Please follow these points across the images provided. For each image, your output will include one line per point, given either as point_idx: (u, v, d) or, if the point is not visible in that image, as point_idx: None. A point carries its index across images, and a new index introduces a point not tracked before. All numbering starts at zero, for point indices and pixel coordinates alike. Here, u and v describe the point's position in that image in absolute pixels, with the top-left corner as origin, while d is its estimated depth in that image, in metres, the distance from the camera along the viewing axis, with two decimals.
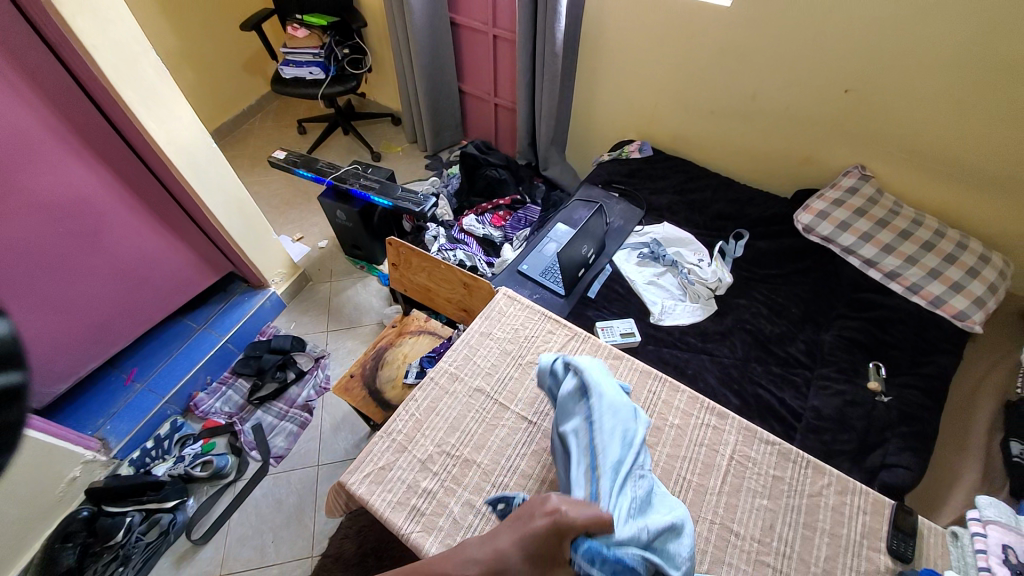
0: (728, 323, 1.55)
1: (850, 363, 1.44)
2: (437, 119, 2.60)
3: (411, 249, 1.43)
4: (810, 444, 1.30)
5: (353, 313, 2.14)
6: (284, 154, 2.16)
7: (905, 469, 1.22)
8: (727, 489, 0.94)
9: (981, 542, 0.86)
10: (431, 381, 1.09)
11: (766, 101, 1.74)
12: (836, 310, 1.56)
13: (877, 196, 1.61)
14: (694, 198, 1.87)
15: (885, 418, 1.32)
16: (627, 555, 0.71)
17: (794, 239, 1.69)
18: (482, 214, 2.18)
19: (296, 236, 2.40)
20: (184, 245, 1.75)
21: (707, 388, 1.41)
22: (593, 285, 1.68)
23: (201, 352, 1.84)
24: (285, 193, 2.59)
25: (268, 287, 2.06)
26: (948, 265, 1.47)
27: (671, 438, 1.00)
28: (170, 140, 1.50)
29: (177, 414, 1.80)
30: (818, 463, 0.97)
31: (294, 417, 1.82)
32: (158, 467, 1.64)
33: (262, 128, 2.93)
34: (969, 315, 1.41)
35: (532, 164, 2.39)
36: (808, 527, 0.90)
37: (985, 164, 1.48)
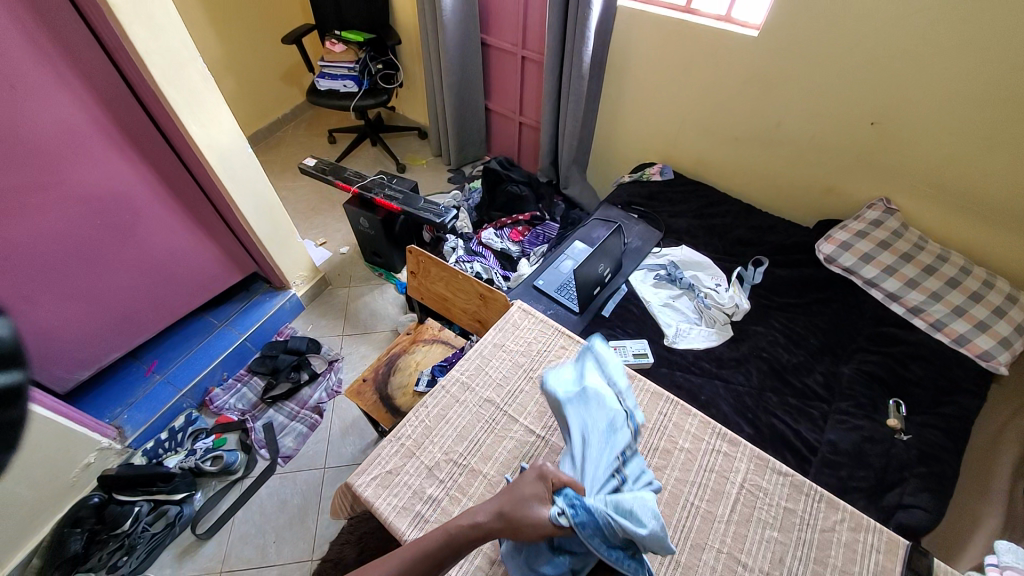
0: (743, 350, 1.53)
1: (868, 398, 1.40)
2: (463, 134, 2.66)
3: (430, 258, 1.47)
4: (825, 479, 1.26)
5: (369, 319, 2.17)
6: (314, 161, 2.24)
7: (921, 511, 1.18)
8: (736, 518, 0.92)
9: None
10: (443, 389, 1.11)
11: (790, 131, 1.75)
12: (856, 342, 1.53)
13: (900, 230, 1.59)
14: (714, 223, 1.87)
15: (904, 457, 1.28)
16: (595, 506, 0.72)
17: (815, 269, 1.67)
18: (501, 229, 2.21)
19: (319, 240, 2.46)
20: (212, 244, 1.81)
21: (719, 415, 1.39)
22: (608, 304, 1.68)
23: (221, 349, 1.89)
24: (312, 199, 2.68)
25: (288, 289, 2.11)
26: (974, 303, 1.43)
27: (680, 462, 0.99)
28: (207, 138, 1.57)
29: (192, 407, 1.84)
30: (831, 498, 0.95)
31: (305, 418, 1.85)
32: (169, 459, 1.68)
33: (295, 136, 3.04)
34: (994, 356, 1.36)
35: (553, 183, 2.42)
36: (819, 563, 0.88)
37: (1019, 203, 1.45)
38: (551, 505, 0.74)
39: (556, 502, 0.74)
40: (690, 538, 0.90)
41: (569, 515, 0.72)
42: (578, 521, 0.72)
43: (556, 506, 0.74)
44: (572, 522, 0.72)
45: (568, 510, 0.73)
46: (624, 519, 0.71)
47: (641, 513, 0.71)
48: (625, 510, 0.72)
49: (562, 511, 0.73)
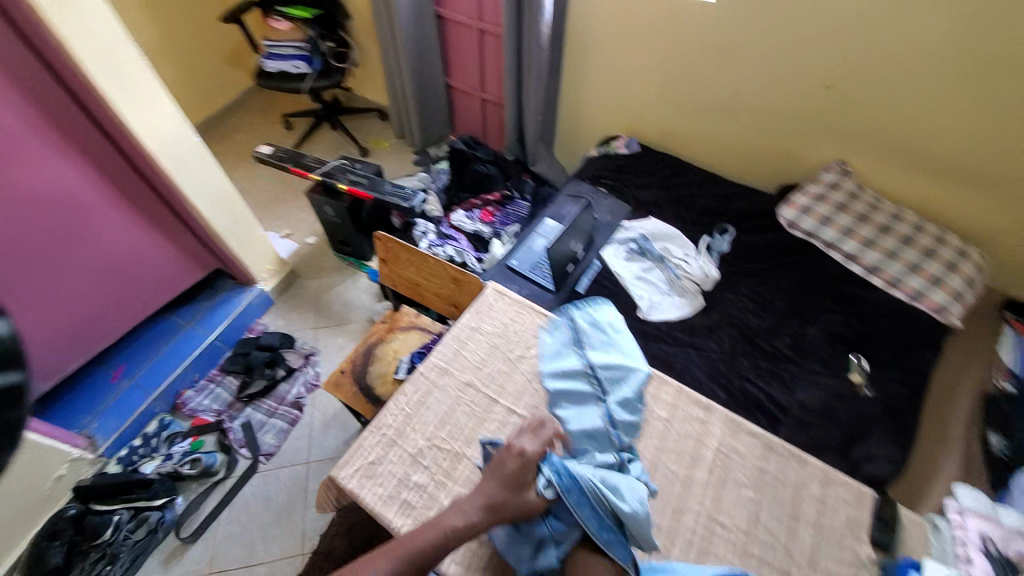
0: (714, 318, 1.57)
1: (831, 356, 1.47)
2: (425, 113, 2.58)
3: (399, 245, 1.45)
4: (795, 436, 1.33)
5: (342, 310, 2.13)
6: (270, 149, 2.14)
7: (883, 459, 1.26)
8: (713, 481, 1.00)
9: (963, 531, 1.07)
10: (421, 376, 1.13)
11: (753, 98, 1.76)
12: (822, 304, 1.57)
13: (858, 191, 1.67)
14: (681, 193, 1.90)
15: (866, 409, 1.35)
16: (579, 477, 0.87)
17: (777, 234, 1.71)
18: (471, 210, 2.18)
19: (283, 232, 2.38)
20: (169, 242, 1.72)
21: (692, 381, 1.43)
22: (581, 281, 1.69)
23: (189, 350, 1.82)
24: (271, 189, 2.56)
25: (255, 285, 2.04)
26: (928, 259, 1.52)
27: (658, 431, 1.06)
28: (149, 130, 1.47)
29: (165, 412, 1.78)
30: (801, 455, 1.04)
31: (284, 414, 1.82)
32: (145, 464, 1.63)
33: (247, 122, 2.88)
34: (948, 308, 1.45)
35: (521, 160, 2.38)
36: (791, 517, 0.97)
37: (966, 161, 1.52)
38: (540, 475, 0.88)
39: (543, 470, 0.88)
40: (672, 503, 0.97)
41: (555, 482, 0.86)
42: (563, 486, 0.86)
43: (543, 475, 0.87)
44: (557, 486, 0.86)
45: (553, 476, 0.87)
46: (608, 492, 0.86)
47: (624, 492, 0.87)
48: (609, 485, 0.87)
49: (548, 478, 0.87)
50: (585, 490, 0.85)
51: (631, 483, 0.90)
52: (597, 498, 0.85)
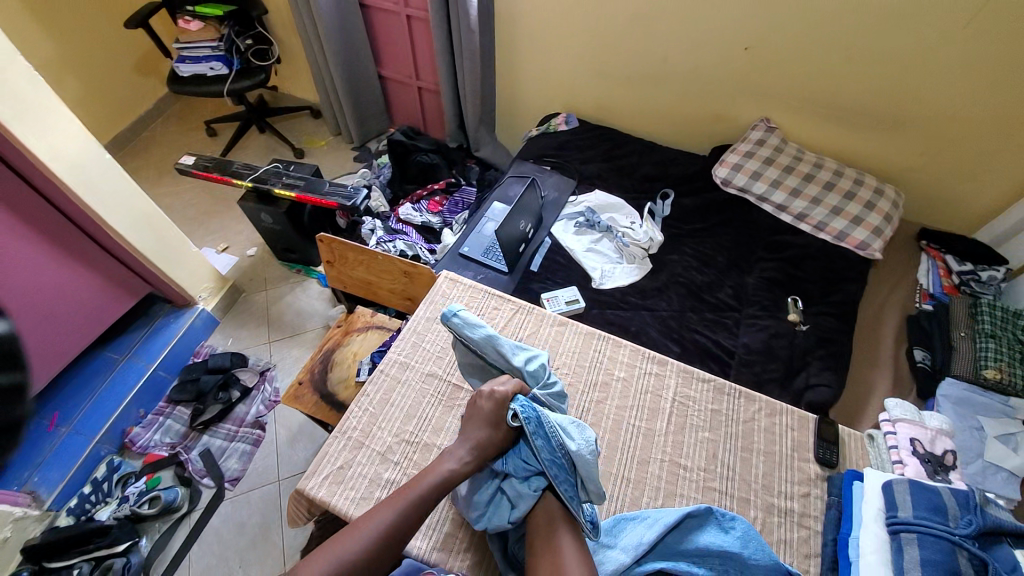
0: (662, 279, 1.62)
1: (771, 300, 1.55)
2: (359, 108, 2.49)
3: (344, 244, 1.40)
4: (744, 377, 1.40)
5: (295, 320, 2.05)
6: (193, 159, 2.01)
7: (825, 387, 1.35)
8: (672, 429, 1.09)
9: (894, 438, 1.14)
10: (382, 373, 1.12)
11: (677, 63, 1.81)
12: (755, 254, 1.66)
13: (781, 145, 1.75)
14: (622, 163, 1.94)
15: (805, 344, 1.44)
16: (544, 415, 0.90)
17: (714, 193, 1.79)
18: (417, 202, 2.14)
19: (221, 246, 2.25)
20: (91, 272, 1.58)
21: (649, 341, 1.47)
22: (535, 259, 1.69)
23: (130, 384, 1.71)
24: (202, 202, 2.41)
25: (196, 305, 1.92)
26: (848, 201, 1.63)
27: (618, 391, 1.13)
28: (51, 151, 1.35)
29: (113, 453, 1.66)
30: (748, 393, 1.15)
31: (246, 435, 1.74)
32: (100, 511, 1.52)
33: (165, 134, 2.68)
34: (869, 244, 1.57)
35: (464, 147, 2.35)
36: (745, 450, 1.07)
37: (872, 105, 1.64)
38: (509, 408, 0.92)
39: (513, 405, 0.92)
40: (637, 455, 1.05)
41: (519, 413, 0.90)
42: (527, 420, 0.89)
43: (511, 406, 0.91)
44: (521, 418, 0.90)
45: (519, 410, 0.90)
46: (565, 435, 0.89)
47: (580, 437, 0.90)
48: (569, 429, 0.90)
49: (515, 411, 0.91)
50: (545, 426, 0.89)
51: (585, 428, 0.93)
52: (557, 438, 0.89)
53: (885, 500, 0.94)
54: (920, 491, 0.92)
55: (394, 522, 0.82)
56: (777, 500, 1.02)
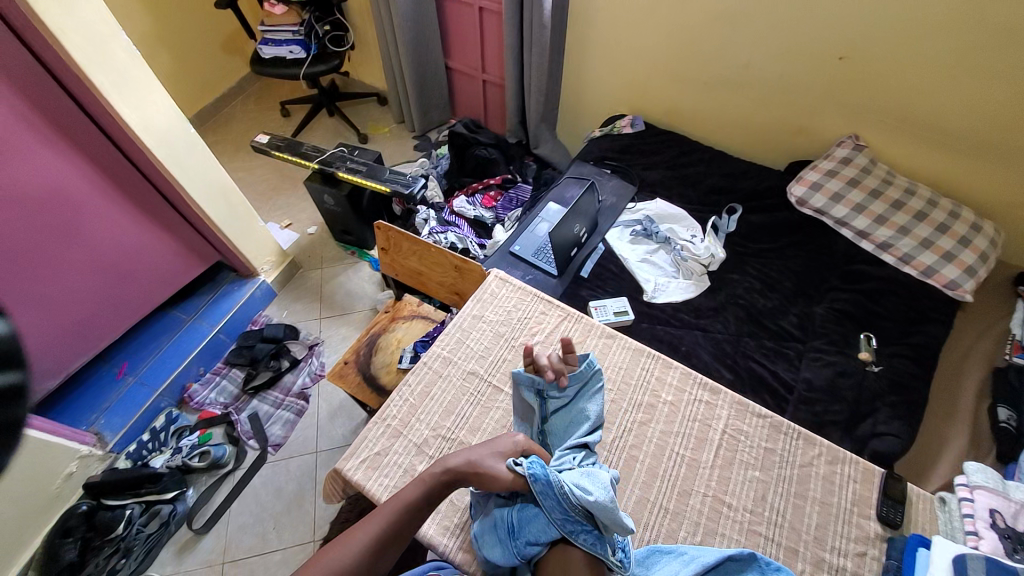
0: (720, 299, 1.53)
1: (841, 334, 1.43)
2: (424, 98, 2.53)
3: (400, 233, 1.42)
4: (801, 415, 1.30)
5: (346, 300, 2.12)
6: (267, 138, 2.11)
7: (893, 437, 1.23)
8: (719, 463, 1.03)
9: (970, 506, 0.98)
10: (425, 366, 1.14)
11: (759, 71, 1.70)
12: (827, 282, 1.54)
13: (870, 166, 1.60)
14: (687, 172, 1.85)
15: (876, 387, 1.32)
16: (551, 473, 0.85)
17: (787, 213, 1.67)
18: (472, 195, 2.14)
19: (284, 222, 2.36)
20: (169, 237, 1.71)
21: (699, 363, 1.40)
22: (586, 264, 1.65)
23: (193, 344, 1.83)
24: (271, 178, 2.54)
25: (258, 276, 2.03)
26: (940, 234, 1.47)
27: (664, 414, 1.09)
28: (144, 123, 1.46)
29: (172, 406, 1.79)
30: (808, 435, 1.07)
31: (291, 405, 1.82)
32: (156, 459, 1.65)
33: (244, 111, 2.84)
34: (959, 285, 1.42)
35: (523, 143, 2.34)
36: (799, 497, 1.00)
37: (979, 130, 1.47)
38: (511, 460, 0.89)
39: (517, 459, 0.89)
40: (678, 485, 1.00)
41: (523, 470, 0.86)
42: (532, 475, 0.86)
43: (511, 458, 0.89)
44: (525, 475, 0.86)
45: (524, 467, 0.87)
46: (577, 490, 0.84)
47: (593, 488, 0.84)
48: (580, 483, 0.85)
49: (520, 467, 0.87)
50: (552, 483, 0.84)
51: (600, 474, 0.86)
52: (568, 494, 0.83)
53: (954, 573, 0.82)
54: (996, 573, 0.81)
55: (378, 535, 0.81)
56: (829, 556, 0.94)
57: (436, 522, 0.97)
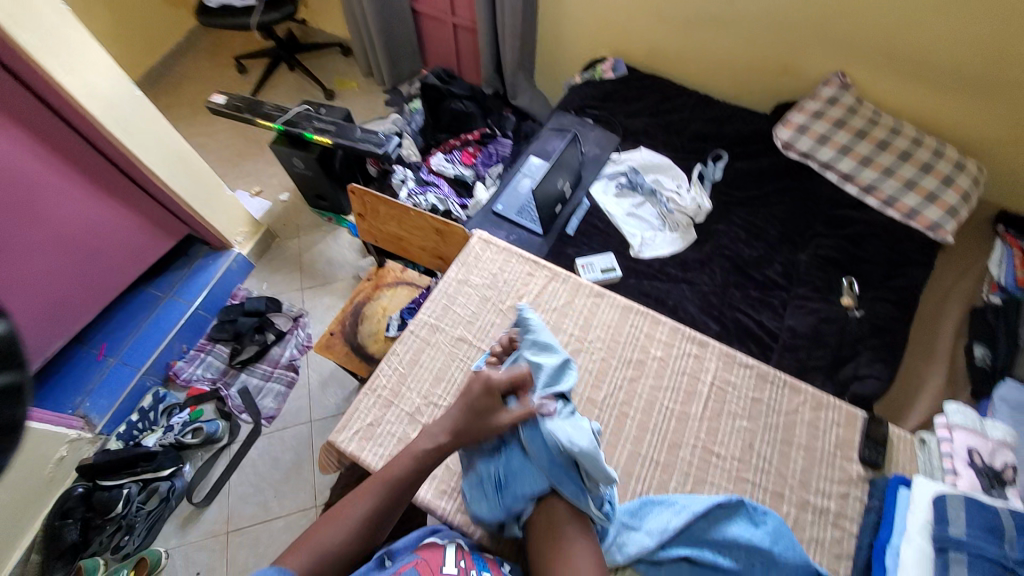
0: (707, 251, 1.52)
1: (824, 281, 1.44)
2: (391, 47, 2.35)
3: (376, 196, 1.37)
4: (785, 361, 1.32)
5: (326, 268, 2.06)
6: (223, 98, 1.95)
7: (872, 379, 1.28)
8: (708, 414, 1.06)
9: (949, 445, 1.06)
10: (412, 334, 1.12)
11: (744, 6, 1.60)
12: (813, 229, 1.53)
13: (856, 105, 1.57)
14: (671, 119, 1.79)
15: (857, 331, 1.35)
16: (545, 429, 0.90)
17: (773, 158, 1.64)
18: (450, 152, 2.05)
19: (254, 190, 2.24)
20: (132, 211, 1.61)
21: (687, 316, 1.40)
22: (571, 221, 1.61)
23: (172, 321, 1.77)
24: (235, 143, 2.39)
25: (232, 249, 1.95)
26: (924, 174, 1.46)
27: (654, 369, 1.10)
28: (87, 90, 1.34)
29: (158, 385, 1.76)
30: (794, 383, 1.10)
31: (280, 377, 1.81)
32: (148, 438, 1.64)
33: (197, 69, 2.62)
34: (941, 226, 1.42)
35: (500, 94, 2.22)
36: (785, 444, 1.04)
37: (967, 65, 1.43)
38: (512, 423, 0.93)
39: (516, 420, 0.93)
40: (668, 438, 1.03)
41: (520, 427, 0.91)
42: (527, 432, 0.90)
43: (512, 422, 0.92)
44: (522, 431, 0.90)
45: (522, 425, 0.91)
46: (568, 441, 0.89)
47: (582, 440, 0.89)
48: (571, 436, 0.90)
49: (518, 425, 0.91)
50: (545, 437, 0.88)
51: (578, 420, 0.94)
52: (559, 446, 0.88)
53: (935, 514, 0.89)
54: (974, 510, 0.88)
55: (374, 507, 0.85)
56: (813, 498, 0.99)
57: (433, 486, 0.99)
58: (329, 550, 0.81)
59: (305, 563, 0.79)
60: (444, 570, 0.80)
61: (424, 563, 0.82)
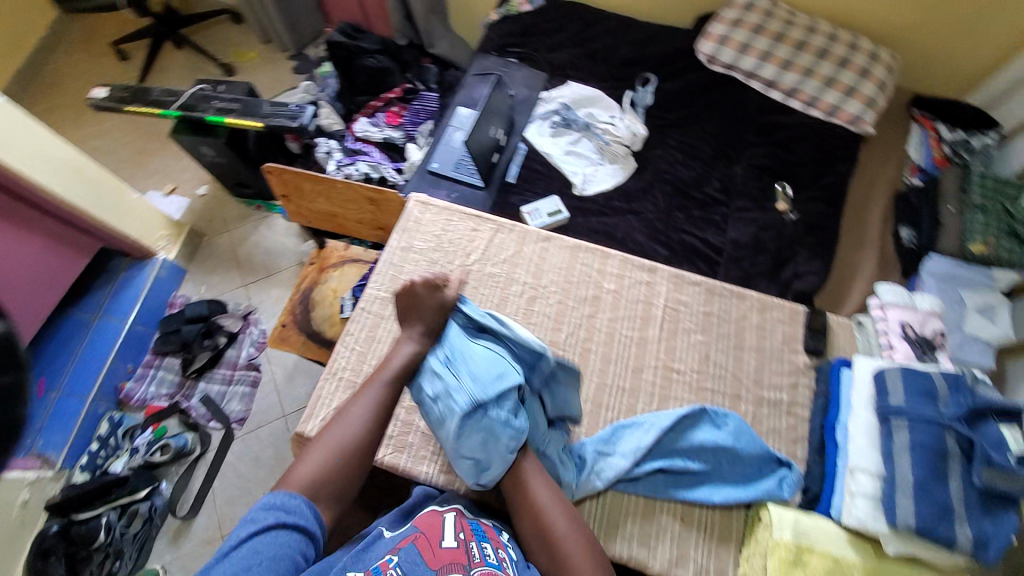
0: (647, 178, 1.52)
1: (760, 189, 1.48)
2: (287, 5, 2.12)
3: (298, 173, 1.28)
4: (732, 273, 1.38)
5: (266, 259, 1.94)
6: (105, 90, 1.73)
7: (811, 276, 1.36)
8: (665, 335, 1.10)
9: (884, 323, 1.17)
10: (364, 311, 1.09)
11: None
12: (745, 140, 1.55)
13: (773, 8, 1.56)
14: (596, 47, 1.73)
15: (794, 232, 1.41)
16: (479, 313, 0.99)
17: (699, 74, 1.63)
18: (374, 115, 1.92)
19: (167, 188, 2.04)
20: (29, 232, 1.43)
21: (637, 246, 1.42)
22: (511, 169, 1.57)
23: (108, 343, 1.64)
24: (133, 139, 2.14)
25: (157, 256, 1.80)
26: (841, 70, 1.50)
27: (609, 302, 1.12)
28: None
29: (112, 410, 1.66)
30: (739, 291, 1.15)
31: (242, 378, 1.73)
32: (115, 464, 1.55)
33: (68, 60, 2.30)
34: (861, 118, 1.47)
35: (416, 45, 2.06)
36: (737, 348, 1.10)
37: None
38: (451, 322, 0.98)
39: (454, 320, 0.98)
40: (631, 363, 1.07)
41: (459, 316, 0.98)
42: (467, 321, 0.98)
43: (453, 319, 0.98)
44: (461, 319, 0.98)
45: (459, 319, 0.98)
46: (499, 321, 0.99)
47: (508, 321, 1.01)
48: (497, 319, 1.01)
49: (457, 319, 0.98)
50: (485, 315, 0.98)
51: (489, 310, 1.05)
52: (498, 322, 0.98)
53: (876, 386, 0.97)
54: (911, 378, 0.94)
55: (377, 400, 0.88)
56: (767, 392, 1.06)
57: (411, 454, 1.01)
58: (347, 441, 0.84)
59: (325, 456, 0.81)
60: (444, 544, 0.77)
61: (425, 536, 0.79)
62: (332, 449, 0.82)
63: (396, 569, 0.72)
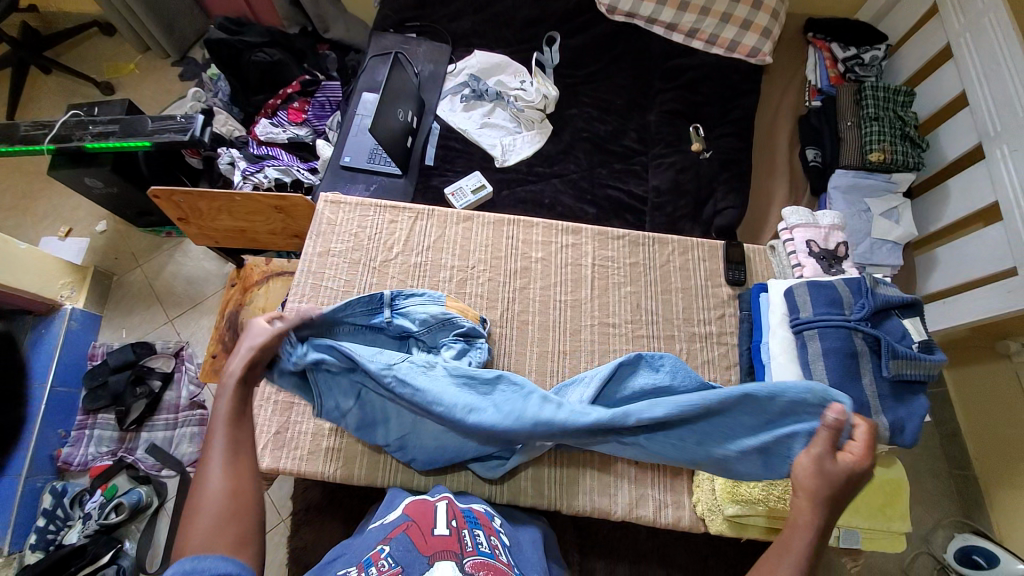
0: (566, 139, 1.51)
1: (674, 134, 1.50)
2: (158, 9, 1.92)
3: (188, 193, 1.17)
4: (659, 221, 1.40)
5: (189, 289, 1.82)
6: None
7: (730, 209, 1.40)
8: (597, 292, 1.11)
9: (792, 245, 1.19)
10: None
11: None
12: (654, 87, 1.57)
13: None
14: (495, 11, 1.66)
15: (712, 171, 1.45)
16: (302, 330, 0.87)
17: (602, 26, 1.60)
18: (274, 115, 1.79)
19: (62, 231, 1.85)
20: None
21: (565, 209, 1.42)
22: (428, 151, 1.51)
23: (29, 412, 1.49)
24: (11, 183, 1.92)
25: (63, 307, 1.63)
26: (737, 4, 1.48)
27: (540, 271, 1.12)
28: None
29: (51, 481, 1.52)
30: (661, 237, 1.18)
31: (188, 419, 1.62)
32: (69, 535, 1.44)
33: None
34: (759, 50, 1.51)
35: (309, 31, 1.93)
36: (667, 294, 1.13)
37: None
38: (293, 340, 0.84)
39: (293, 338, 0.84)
40: (569, 326, 1.08)
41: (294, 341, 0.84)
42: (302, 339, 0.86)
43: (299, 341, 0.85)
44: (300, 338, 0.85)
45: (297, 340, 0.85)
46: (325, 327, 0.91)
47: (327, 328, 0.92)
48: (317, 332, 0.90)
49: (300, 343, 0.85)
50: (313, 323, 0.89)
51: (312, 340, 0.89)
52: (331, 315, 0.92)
53: (789, 304, 1.01)
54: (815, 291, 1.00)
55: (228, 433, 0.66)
56: (698, 327, 1.11)
57: (366, 463, 0.99)
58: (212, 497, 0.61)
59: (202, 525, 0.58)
60: (436, 532, 0.74)
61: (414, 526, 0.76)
62: (213, 513, 0.59)
63: (388, 557, 0.68)
